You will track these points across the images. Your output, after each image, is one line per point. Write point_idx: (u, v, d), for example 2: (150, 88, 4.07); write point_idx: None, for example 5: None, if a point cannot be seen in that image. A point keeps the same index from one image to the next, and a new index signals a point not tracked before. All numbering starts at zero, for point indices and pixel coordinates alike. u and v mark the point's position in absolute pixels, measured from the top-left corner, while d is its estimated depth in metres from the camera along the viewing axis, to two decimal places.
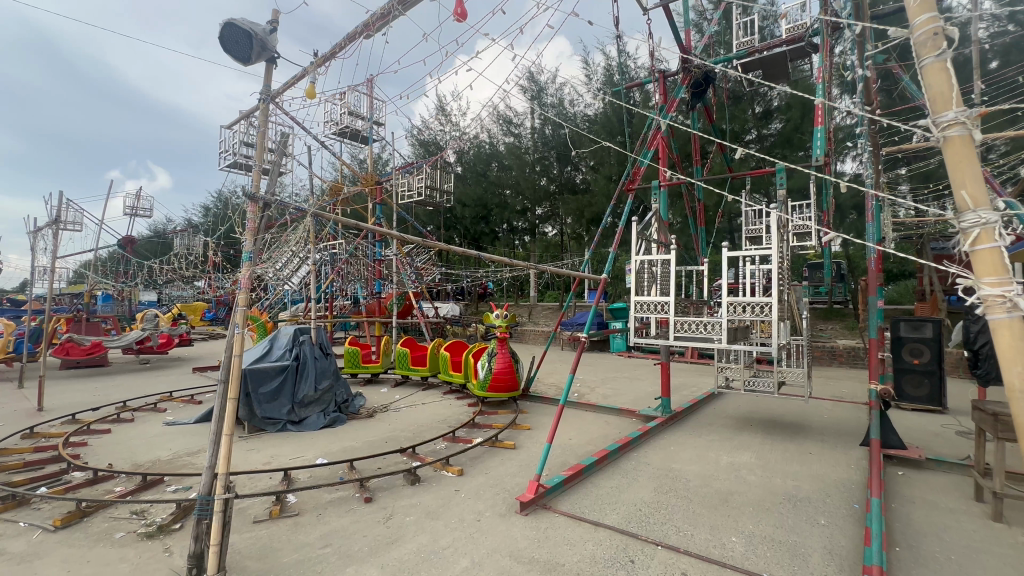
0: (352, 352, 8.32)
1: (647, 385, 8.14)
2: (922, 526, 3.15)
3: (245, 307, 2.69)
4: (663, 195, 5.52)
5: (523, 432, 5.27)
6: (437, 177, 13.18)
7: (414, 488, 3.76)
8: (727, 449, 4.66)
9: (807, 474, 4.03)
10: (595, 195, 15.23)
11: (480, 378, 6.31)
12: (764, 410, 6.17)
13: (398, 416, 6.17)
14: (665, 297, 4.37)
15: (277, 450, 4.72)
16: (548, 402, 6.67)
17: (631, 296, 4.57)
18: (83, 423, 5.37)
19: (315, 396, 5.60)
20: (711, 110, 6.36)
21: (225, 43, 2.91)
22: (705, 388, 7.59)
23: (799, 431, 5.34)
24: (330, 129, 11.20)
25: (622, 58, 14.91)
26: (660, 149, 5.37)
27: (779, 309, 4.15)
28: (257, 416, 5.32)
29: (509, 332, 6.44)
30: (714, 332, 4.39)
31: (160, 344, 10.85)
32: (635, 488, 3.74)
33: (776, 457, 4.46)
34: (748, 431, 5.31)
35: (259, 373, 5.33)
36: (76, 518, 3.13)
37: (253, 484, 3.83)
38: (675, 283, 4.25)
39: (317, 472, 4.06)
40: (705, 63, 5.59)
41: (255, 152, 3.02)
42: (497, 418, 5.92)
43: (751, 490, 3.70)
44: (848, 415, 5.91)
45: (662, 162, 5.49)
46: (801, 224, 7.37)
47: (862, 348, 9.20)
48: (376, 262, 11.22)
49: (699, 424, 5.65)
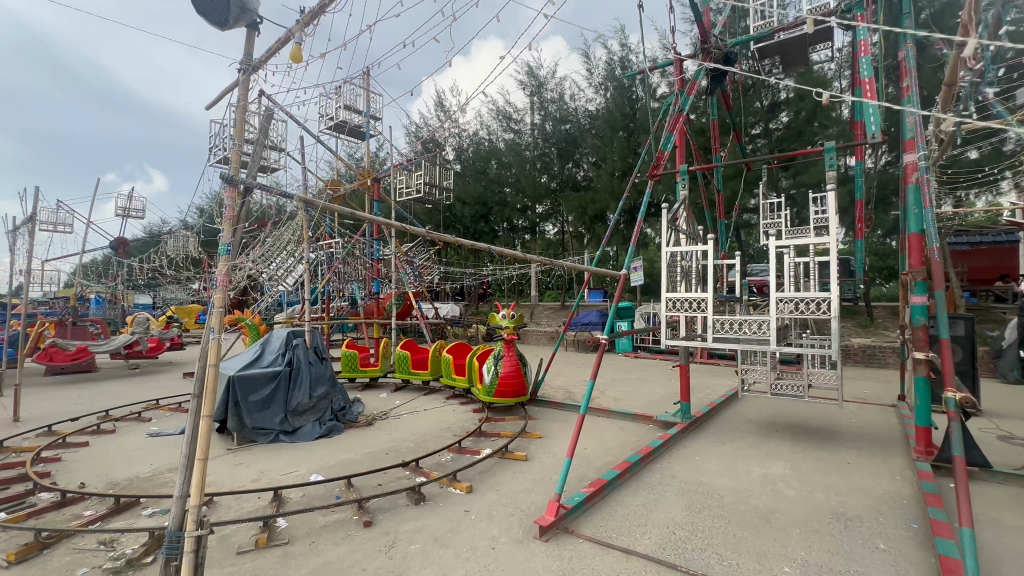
0: (350, 355, 7.91)
1: (659, 388, 7.79)
2: (997, 551, 2.78)
3: (222, 306, 2.30)
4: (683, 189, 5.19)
5: (534, 441, 4.90)
6: (437, 173, 12.77)
7: (419, 508, 3.39)
8: (757, 459, 4.30)
9: (850, 487, 3.66)
10: (598, 192, 14.87)
11: (486, 383, 5.91)
12: (788, 414, 5.81)
13: (399, 424, 5.78)
14: (702, 293, 3.98)
15: (268, 463, 4.33)
16: (557, 407, 6.30)
17: (663, 291, 4.20)
18: (59, 436, 4.98)
19: (310, 403, 5.21)
20: (730, 95, 5.98)
21: (199, 4, 2.53)
22: (720, 390, 7.23)
23: (829, 437, 4.98)
24: (326, 124, 10.80)
25: (625, 51, 14.58)
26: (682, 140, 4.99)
27: (839, 308, 3.75)
28: (247, 426, 4.90)
29: (517, 334, 6.03)
30: (760, 332, 3.98)
31: (150, 347, 10.42)
32: (664, 506, 3.38)
33: (812, 467, 4.10)
34: (775, 438, 4.95)
35: (249, 380, 4.94)
36: (33, 551, 2.74)
37: (239, 506, 3.44)
38: (715, 278, 3.86)
39: (311, 491, 3.69)
40: (727, 44, 5.20)
41: (232, 134, 2.59)
42: (505, 425, 5.55)
43: (793, 508, 3.33)
44: (878, 419, 5.57)
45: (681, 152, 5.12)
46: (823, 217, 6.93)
47: (878, 346, 8.89)
48: (374, 261, 10.79)
49: (722, 430, 5.28)
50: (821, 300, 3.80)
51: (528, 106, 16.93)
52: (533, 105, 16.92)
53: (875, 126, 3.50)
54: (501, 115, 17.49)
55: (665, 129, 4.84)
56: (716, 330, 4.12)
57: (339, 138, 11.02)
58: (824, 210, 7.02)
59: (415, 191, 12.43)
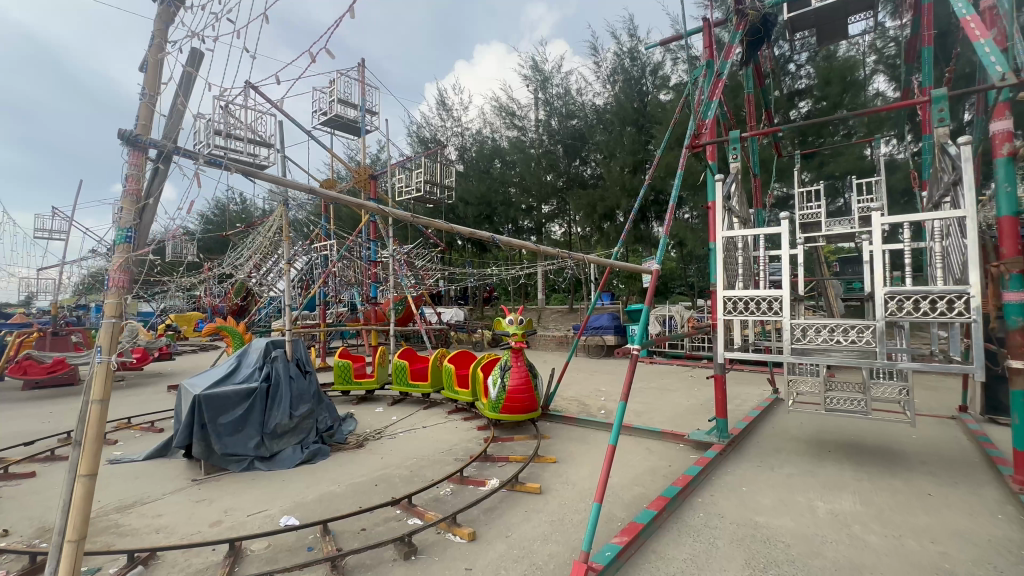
0: (343, 366, 7.23)
1: (681, 398, 7.08)
2: None
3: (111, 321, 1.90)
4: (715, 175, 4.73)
5: (549, 467, 4.22)
6: (437, 170, 12.12)
7: (411, 565, 2.71)
8: (818, 491, 3.58)
9: (946, 531, 2.94)
10: (608, 188, 14.22)
11: (491, 398, 5.22)
12: (837, 430, 5.07)
13: (394, 445, 5.11)
14: (775, 290, 3.40)
15: (236, 500, 3.67)
16: (572, 423, 5.62)
17: (720, 287, 3.66)
18: (2, 465, 4.33)
19: (291, 424, 4.56)
20: (763, 68, 5.28)
21: None
22: (752, 400, 6.51)
23: (893, 459, 4.26)
24: (319, 119, 10.25)
25: (634, 41, 13.98)
26: (715, 120, 4.32)
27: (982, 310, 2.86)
28: (216, 453, 4.23)
29: (526, 342, 5.33)
30: (863, 339, 3.23)
31: (134, 359, 9.80)
32: (719, 560, 2.68)
33: (887, 502, 3.38)
34: (831, 461, 4.23)
35: (218, 399, 4.27)
36: None
37: (187, 563, 2.77)
38: (793, 271, 3.29)
39: (280, 540, 3.02)
40: (766, 3, 4.48)
41: (144, 82, 1.94)
42: (514, 446, 4.86)
43: (885, 563, 2.62)
44: (942, 435, 4.83)
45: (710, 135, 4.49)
46: (869, 207, 6.08)
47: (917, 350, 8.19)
48: (372, 262, 10.04)
49: (765, 451, 4.56)
50: (953, 297, 2.90)
51: (532, 103, 16.35)
52: (537, 102, 16.34)
53: (1001, 65, 2.79)
54: (504, 112, 16.90)
55: (704, 99, 4.24)
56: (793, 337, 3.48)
57: (334, 134, 10.45)
58: (871, 199, 6.24)
59: (415, 190, 11.81)
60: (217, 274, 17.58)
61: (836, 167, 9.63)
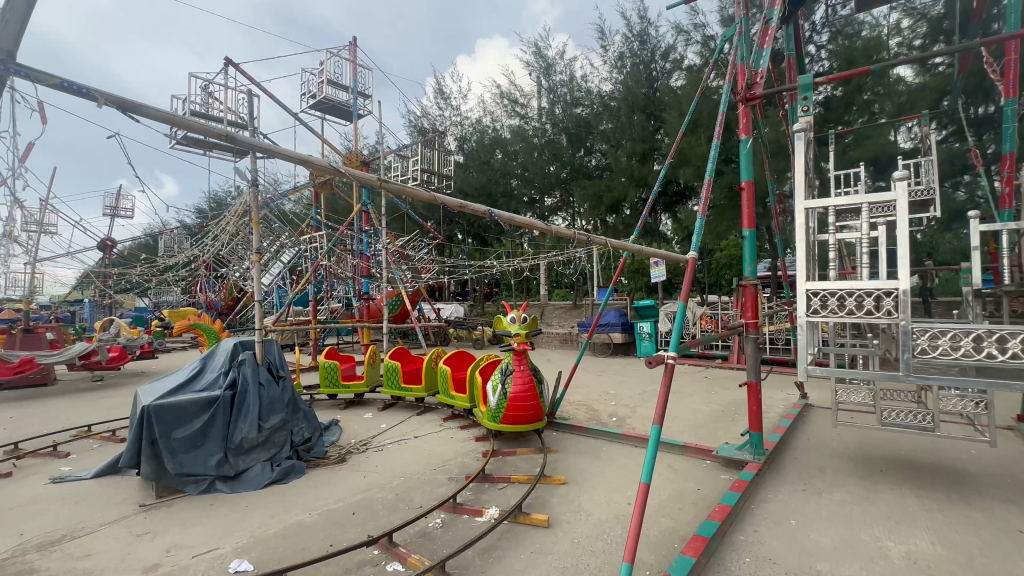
0: (329, 367, 6.63)
1: (698, 404, 6.49)
2: None
3: None
4: (752, 148, 4.11)
5: (557, 490, 3.61)
6: (433, 159, 11.50)
7: None
8: (884, 528, 2.96)
9: None
10: (615, 178, 13.50)
11: (491, 406, 4.61)
12: (886, 444, 4.44)
13: (381, 459, 4.51)
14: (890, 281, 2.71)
15: (184, 534, 3.08)
16: (582, 432, 5.02)
17: (798, 281, 3.03)
18: None
19: (260, 438, 3.96)
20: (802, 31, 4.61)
21: None
22: (779, 407, 5.89)
23: (960, 480, 3.64)
24: (308, 103, 9.64)
25: (644, 23, 13.31)
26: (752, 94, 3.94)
27: None
28: (170, 473, 3.64)
29: (531, 343, 4.71)
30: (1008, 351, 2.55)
31: (111, 358, 9.22)
32: None
33: (973, 543, 2.76)
34: (888, 485, 3.60)
35: (173, 411, 3.68)
36: None
37: None
38: (911, 258, 2.66)
39: None
40: None
41: None
42: (516, 463, 4.25)
43: None
44: (1006, 450, 4.23)
45: (743, 109, 3.94)
46: (916, 191, 5.41)
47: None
48: (363, 255, 9.37)
49: (807, 471, 3.94)
50: None
51: (536, 89, 15.65)
52: (541, 88, 15.67)
53: None
54: (506, 100, 16.24)
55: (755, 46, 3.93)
56: (914, 350, 2.75)
57: (324, 118, 9.82)
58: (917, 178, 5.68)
59: (411, 179, 11.19)
60: (209, 269, 17.02)
61: (862, 153, 9.00)
